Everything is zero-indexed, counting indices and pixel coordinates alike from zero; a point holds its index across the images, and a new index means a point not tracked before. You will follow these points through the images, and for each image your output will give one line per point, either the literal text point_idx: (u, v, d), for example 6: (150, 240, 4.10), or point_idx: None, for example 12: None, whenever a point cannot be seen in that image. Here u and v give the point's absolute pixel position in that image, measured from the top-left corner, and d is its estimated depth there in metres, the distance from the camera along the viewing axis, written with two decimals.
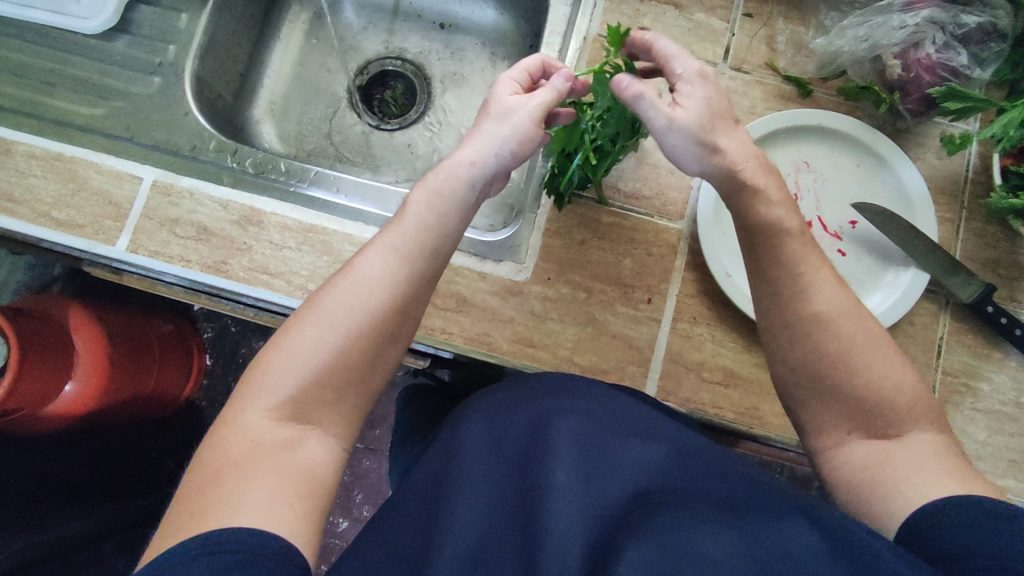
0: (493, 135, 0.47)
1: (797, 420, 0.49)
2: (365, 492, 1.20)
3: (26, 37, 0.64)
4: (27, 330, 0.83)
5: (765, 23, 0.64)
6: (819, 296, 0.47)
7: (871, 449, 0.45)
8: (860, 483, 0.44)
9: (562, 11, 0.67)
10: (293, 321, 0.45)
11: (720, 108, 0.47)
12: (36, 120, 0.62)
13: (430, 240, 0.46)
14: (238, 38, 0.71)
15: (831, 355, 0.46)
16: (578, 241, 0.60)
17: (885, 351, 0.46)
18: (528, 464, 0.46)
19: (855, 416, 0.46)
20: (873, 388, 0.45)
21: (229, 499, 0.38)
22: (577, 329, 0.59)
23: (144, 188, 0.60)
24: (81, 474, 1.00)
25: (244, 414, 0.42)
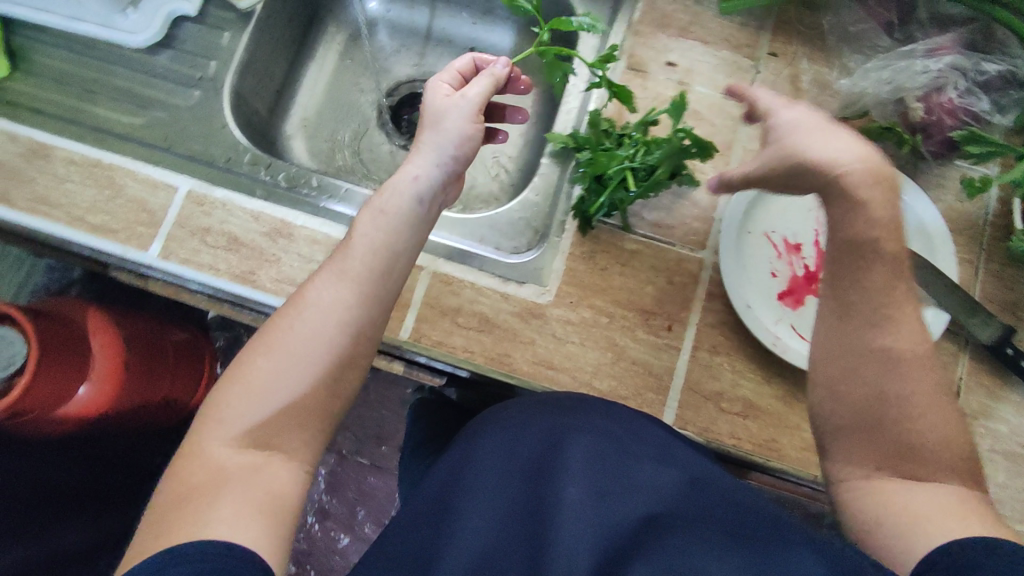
0: (435, 148, 0.54)
1: (824, 447, 0.49)
2: (368, 509, 1.20)
3: (75, 48, 0.66)
4: (45, 331, 0.84)
5: (789, 62, 0.66)
6: (875, 331, 0.47)
7: (900, 487, 0.45)
8: (880, 518, 0.44)
9: (592, 44, 0.69)
10: (248, 350, 0.46)
11: (806, 122, 0.51)
12: (78, 127, 0.63)
13: (380, 260, 0.49)
14: (275, 56, 0.73)
15: (875, 390, 0.46)
16: (601, 267, 0.61)
17: (931, 397, 0.46)
18: (540, 481, 0.46)
19: (886, 452, 0.46)
20: (910, 428, 0.45)
21: (197, 516, 0.39)
22: (598, 353, 0.60)
23: (178, 197, 0.61)
24: (88, 480, 1.00)
25: (205, 443, 0.43)
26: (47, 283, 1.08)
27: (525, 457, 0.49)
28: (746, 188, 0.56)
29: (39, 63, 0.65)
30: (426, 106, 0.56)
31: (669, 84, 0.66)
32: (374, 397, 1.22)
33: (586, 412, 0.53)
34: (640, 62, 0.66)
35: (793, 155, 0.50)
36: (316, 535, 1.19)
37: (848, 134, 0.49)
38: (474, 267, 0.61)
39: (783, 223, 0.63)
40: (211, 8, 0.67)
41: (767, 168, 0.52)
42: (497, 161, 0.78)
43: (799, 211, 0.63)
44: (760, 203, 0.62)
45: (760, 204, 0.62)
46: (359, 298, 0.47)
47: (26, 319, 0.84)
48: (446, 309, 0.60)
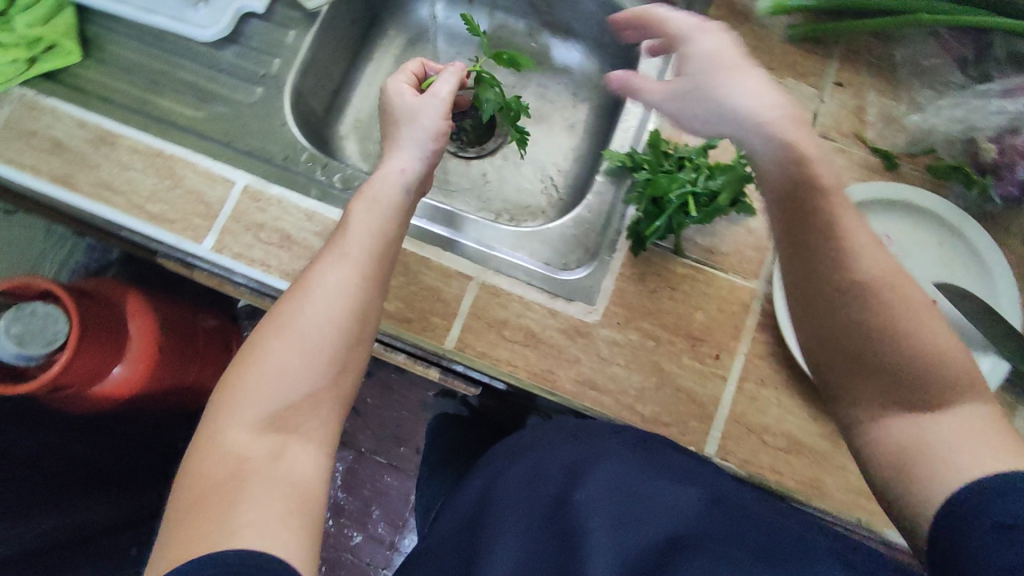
0: (412, 143, 0.60)
1: (829, 388, 0.46)
2: (383, 509, 1.20)
3: (145, 39, 0.67)
4: (90, 310, 0.86)
5: (855, 94, 0.65)
6: (855, 261, 0.42)
7: (920, 425, 0.41)
8: (902, 468, 0.41)
9: (654, 63, 0.69)
10: (256, 337, 0.49)
11: (726, 58, 0.48)
12: (144, 117, 0.65)
13: (376, 247, 0.54)
14: (336, 57, 0.74)
15: (869, 326, 0.42)
16: (651, 289, 0.60)
17: (922, 307, 0.43)
18: (560, 511, 0.47)
19: (897, 387, 0.42)
20: (915, 353, 0.41)
21: (219, 519, 0.41)
22: (642, 377, 0.59)
23: (235, 191, 0.62)
24: (115, 460, 1.01)
25: (222, 433, 0.45)
26: (86, 263, 1.04)
27: (545, 499, 0.50)
28: (642, 94, 0.55)
29: (110, 51, 0.67)
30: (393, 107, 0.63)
31: None
32: (397, 398, 1.22)
33: (609, 441, 0.52)
34: None
35: (699, 91, 0.49)
36: (330, 531, 1.19)
37: (766, 77, 0.47)
38: (524, 281, 0.61)
39: None
40: (278, 6, 0.68)
41: (681, 100, 0.51)
42: (547, 174, 0.78)
43: None
44: None
45: None
46: (359, 284, 0.51)
47: (70, 295, 0.83)
48: (493, 321, 0.59)
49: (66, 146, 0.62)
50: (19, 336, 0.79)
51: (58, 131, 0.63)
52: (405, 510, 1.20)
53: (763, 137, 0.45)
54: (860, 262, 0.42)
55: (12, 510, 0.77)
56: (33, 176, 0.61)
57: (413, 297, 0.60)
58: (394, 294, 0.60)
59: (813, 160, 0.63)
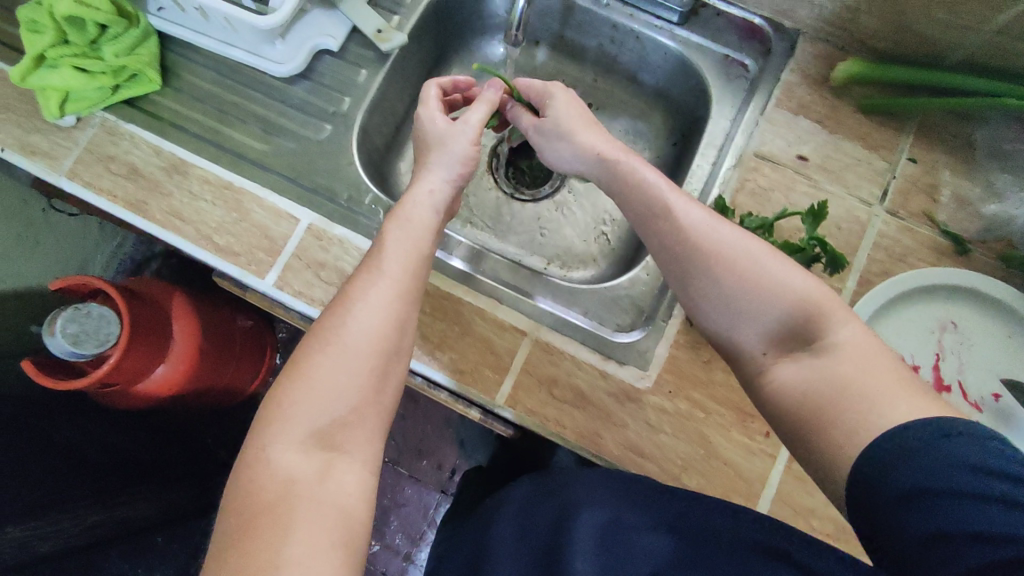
0: (440, 165, 0.59)
1: (725, 350, 0.53)
2: (400, 521, 1.20)
3: (221, 70, 0.69)
4: (139, 312, 0.85)
5: (930, 172, 0.63)
6: (696, 228, 0.52)
7: (799, 366, 0.47)
8: (798, 412, 0.46)
9: (721, 125, 0.69)
10: (302, 351, 0.49)
11: (577, 114, 0.61)
12: (216, 148, 0.66)
13: (412, 264, 0.54)
14: (402, 93, 0.75)
15: (723, 288, 0.50)
16: (704, 359, 0.60)
17: (774, 257, 0.50)
18: (548, 558, 0.55)
19: (773, 333, 0.49)
20: (770, 299, 0.49)
21: (271, 552, 0.41)
22: (689, 447, 0.58)
23: (300, 229, 0.63)
24: (146, 454, 0.97)
25: (272, 451, 0.46)
26: (133, 254, 1.15)
27: (539, 535, 0.59)
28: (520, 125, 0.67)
29: (187, 80, 0.69)
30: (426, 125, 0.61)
31: (800, 177, 0.63)
32: (424, 415, 1.23)
33: (592, 483, 0.59)
34: (772, 150, 0.64)
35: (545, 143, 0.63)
36: None
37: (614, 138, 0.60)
38: (575, 340, 0.61)
39: (902, 343, 0.59)
40: (351, 45, 0.70)
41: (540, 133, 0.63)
42: (600, 223, 0.77)
43: (919, 332, 0.60)
44: (882, 318, 0.60)
45: (882, 319, 0.60)
46: (399, 299, 0.52)
47: (121, 297, 0.82)
48: (544, 379, 0.60)
49: (142, 173, 0.64)
50: (73, 337, 0.78)
51: (135, 158, 0.65)
52: (425, 525, 1.19)
53: (604, 170, 0.58)
54: (695, 231, 0.52)
55: (31, 511, 0.75)
56: (109, 201, 0.63)
57: (465, 348, 0.61)
58: (447, 343, 0.61)
59: (881, 238, 0.62)
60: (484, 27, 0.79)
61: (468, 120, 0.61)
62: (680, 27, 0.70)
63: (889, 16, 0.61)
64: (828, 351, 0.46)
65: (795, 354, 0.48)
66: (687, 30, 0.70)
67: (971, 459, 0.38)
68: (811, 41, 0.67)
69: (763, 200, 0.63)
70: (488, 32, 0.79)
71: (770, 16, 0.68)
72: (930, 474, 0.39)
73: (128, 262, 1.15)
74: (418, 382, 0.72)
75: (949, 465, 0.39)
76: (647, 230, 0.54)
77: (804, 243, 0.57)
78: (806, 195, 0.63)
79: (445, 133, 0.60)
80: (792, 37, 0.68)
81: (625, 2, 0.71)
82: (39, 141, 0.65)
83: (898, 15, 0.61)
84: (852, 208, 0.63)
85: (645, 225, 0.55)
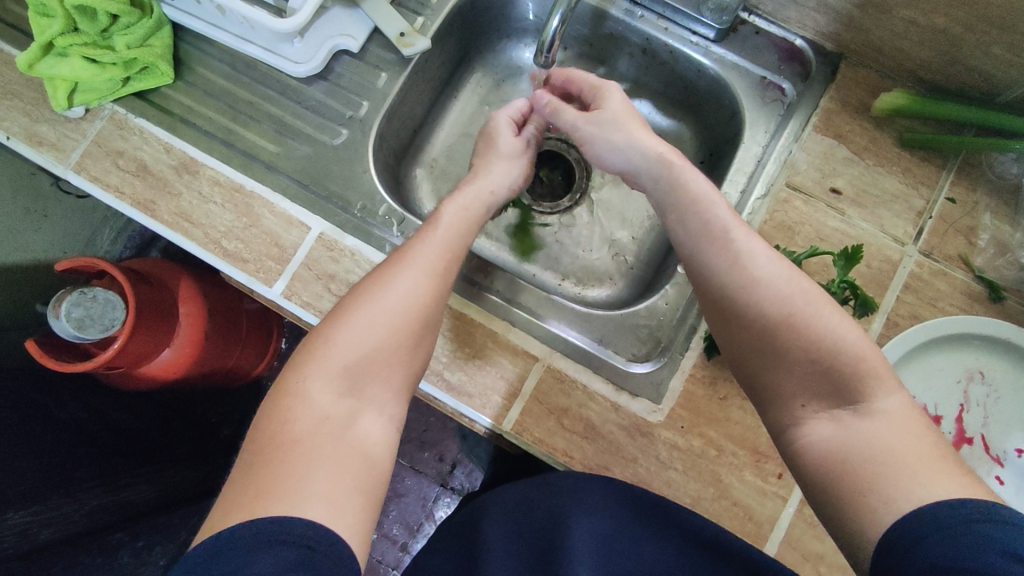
0: (506, 172, 0.62)
1: (756, 392, 0.50)
2: (399, 512, 1.15)
3: (235, 65, 0.67)
4: (141, 294, 0.79)
5: (969, 213, 0.60)
6: (753, 259, 0.50)
7: (838, 425, 0.44)
8: (831, 471, 0.43)
9: (754, 150, 0.66)
10: (346, 302, 0.50)
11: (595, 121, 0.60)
12: (229, 148, 0.64)
13: (457, 245, 0.55)
14: (421, 96, 0.73)
15: (774, 327, 0.48)
16: (720, 396, 0.58)
17: (828, 307, 0.47)
18: (547, 555, 0.56)
19: (815, 385, 0.46)
20: (817, 350, 0.46)
21: (293, 493, 0.40)
22: (700, 486, 0.56)
23: (310, 238, 0.61)
24: (147, 429, 0.93)
25: (307, 388, 0.45)
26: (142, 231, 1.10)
27: (535, 525, 0.59)
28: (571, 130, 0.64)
29: (200, 74, 0.67)
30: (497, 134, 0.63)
31: (832, 211, 0.61)
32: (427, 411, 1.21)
33: (587, 488, 0.56)
34: (804, 181, 0.62)
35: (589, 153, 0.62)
36: None
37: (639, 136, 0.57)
38: (588, 368, 0.60)
39: (926, 391, 0.57)
40: (372, 46, 0.68)
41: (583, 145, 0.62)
42: (618, 239, 0.75)
43: (946, 380, 0.57)
44: (909, 365, 0.57)
45: (908, 366, 0.57)
46: (443, 269, 0.53)
47: (127, 278, 0.77)
48: (554, 408, 0.58)
49: (151, 170, 0.62)
50: (78, 321, 0.74)
51: (144, 154, 0.63)
52: (422, 518, 1.15)
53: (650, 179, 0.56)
54: (748, 260, 0.50)
55: (36, 496, 0.70)
56: (117, 199, 0.61)
57: (475, 370, 0.59)
58: (457, 365, 0.59)
59: (911, 280, 0.59)
60: (509, 29, 0.76)
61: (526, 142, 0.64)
62: (716, 44, 0.68)
63: (938, 47, 0.58)
64: (871, 417, 0.44)
65: (833, 412, 0.45)
66: (723, 47, 0.68)
67: (999, 541, 0.36)
68: (851, 66, 0.65)
69: (792, 233, 0.60)
70: (516, 34, 0.76)
71: (812, 38, 0.66)
72: (957, 553, 0.37)
73: (134, 239, 1.11)
74: (420, 392, 0.67)
75: (980, 545, 0.36)
76: (697, 248, 0.52)
77: (833, 284, 0.56)
78: (837, 230, 0.60)
79: (516, 149, 0.63)
80: (834, 61, 0.66)
81: (660, 15, 0.68)
82: (46, 131, 0.63)
83: (950, 47, 0.57)
84: (883, 246, 0.60)
85: (697, 242, 0.52)
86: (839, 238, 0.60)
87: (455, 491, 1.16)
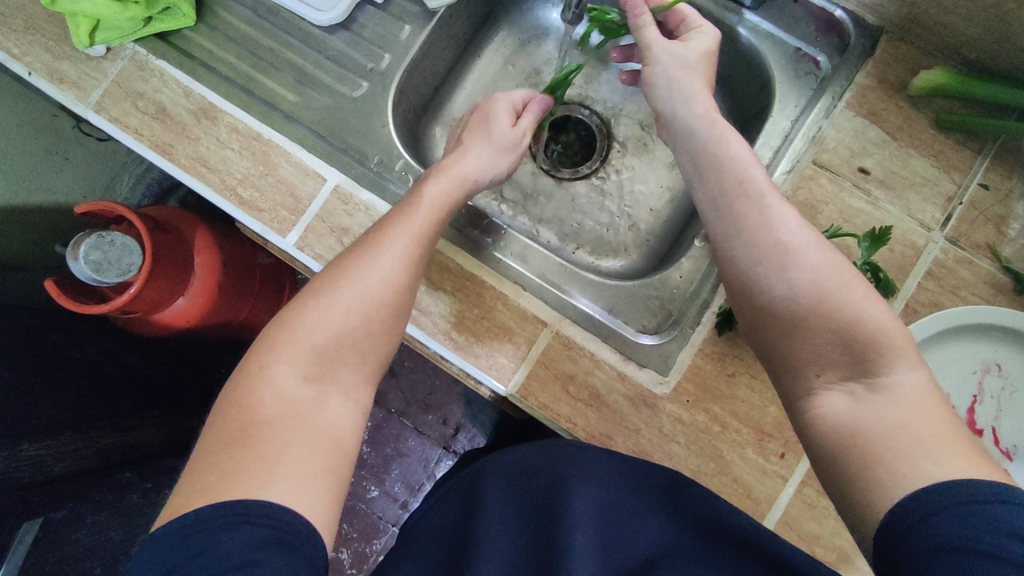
0: (490, 159, 0.61)
1: (773, 364, 0.49)
2: (401, 470, 1.17)
3: (258, 11, 0.67)
4: (159, 241, 0.79)
5: (1002, 201, 0.58)
6: (783, 225, 0.49)
7: (854, 401, 0.44)
8: (841, 445, 0.44)
9: (781, 125, 0.65)
10: (318, 283, 0.50)
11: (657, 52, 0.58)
12: (248, 96, 0.64)
13: (434, 226, 0.55)
14: (443, 52, 0.71)
15: (793, 296, 0.47)
16: (728, 373, 0.57)
17: (854, 279, 0.47)
18: (548, 520, 0.55)
19: (834, 355, 0.46)
20: (837, 321, 0.46)
21: (261, 469, 0.41)
22: (701, 460, 0.56)
23: (326, 189, 0.60)
24: (161, 375, 0.94)
25: (272, 369, 0.46)
26: (161, 178, 1.11)
27: (534, 492, 0.59)
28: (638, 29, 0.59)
29: (223, 19, 0.67)
30: (490, 125, 0.62)
31: (858, 192, 0.59)
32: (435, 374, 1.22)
33: (592, 456, 0.56)
34: (832, 159, 0.60)
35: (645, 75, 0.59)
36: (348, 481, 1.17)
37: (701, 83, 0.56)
38: (596, 337, 0.60)
39: (938, 380, 0.56)
40: None
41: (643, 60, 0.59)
42: (634, 211, 0.74)
43: (960, 371, 0.56)
44: (924, 352, 0.56)
45: (924, 353, 0.56)
46: (419, 253, 0.53)
47: (144, 225, 0.77)
48: (560, 373, 0.58)
49: (170, 114, 0.62)
50: (95, 264, 0.75)
51: (163, 97, 0.62)
52: (423, 477, 1.17)
53: (693, 136, 0.55)
54: (779, 227, 0.49)
55: (47, 430, 0.71)
56: (136, 140, 0.61)
57: (483, 331, 0.59)
58: (465, 326, 0.59)
59: (934, 268, 0.57)
60: None
61: (523, 128, 0.63)
62: (752, 11, 0.66)
63: (985, 23, 0.56)
64: (885, 392, 0.44)
65: (849, 385, 0.45)
66: (759, 15, 0.66)
67: (1008, 523, 0.36)
68: (892, 41, 0.62)
69: (815, 213, 0.59)
70: None
71: (852, 9, 0.63)
72: (968, 533, 0.36)
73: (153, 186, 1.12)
74: (428, 352, 0.67)
75: (991, 527, 0.36)
76: (731, 206, 0.51)
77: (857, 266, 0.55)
78: (861, 211, 0.59)
79: (511, 142, 0.62)
80: (874, 35, 0.63)
81: None
82: (67, 69, 0.62)
83: (999, 22, 0.55)
84: (908, 231, 0.58)
85: (730, 202, 0.51)
86: (863, 220, 0.59)
87: (456, 454, 1.17)
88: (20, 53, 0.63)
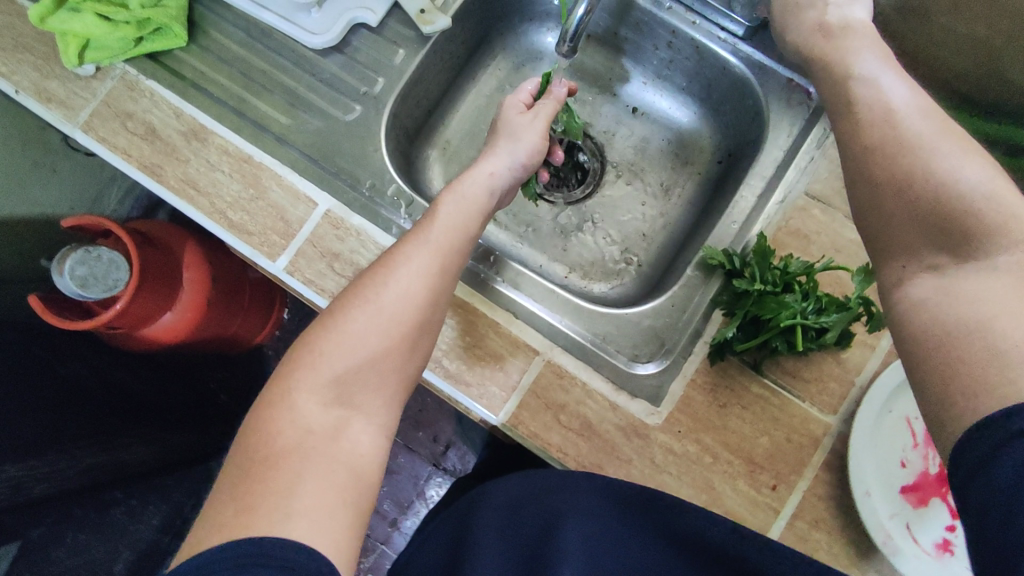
0: (510, 152, 0.60)
1: (872, 249, 0.44)
2: (390, 488, 1.16)
3: (250, 32, 0.67)
4: (145, 257, 0.79)
5: None
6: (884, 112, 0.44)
7: (939, 283, 0.39)
8: (922, 344, 0.38)
9: (775, 155, 0.64)
10: (340, 305, 0.49)
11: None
12: (239, 118, 0.63)
13: (458, 239, 0.54)
14: (438, 76, 0.71)
15: (885, 160, 0.42)
16: (719, 404, 0.57)
17: (964, 155, 0.40)
18: (537, 557, 0.53)
19: (923, 238, 0.40)
20: (932, 195, 0.39)
21: (274, 508, 0.39)
22: (692, 491, 0.56)
23: (317, 214, 0.60)
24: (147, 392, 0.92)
25: (295, 396, 0.45)
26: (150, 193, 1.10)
27: (523, 529, 0.58)
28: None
29: (215, 40, 0.66)
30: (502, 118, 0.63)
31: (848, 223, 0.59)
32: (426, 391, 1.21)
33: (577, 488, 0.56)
34: (822, 190, 0.61)
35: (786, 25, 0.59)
36: None
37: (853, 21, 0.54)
38: (589, 367, 0.59)
39: None
40: (391, 21, 0.67)
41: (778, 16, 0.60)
42: (632, 236, 0.74)
43: None
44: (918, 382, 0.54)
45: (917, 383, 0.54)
46: (440, 268, 0.52)
47: (131, 241, 0.76)
48: (550, 403, 0.58)
49: (160, 135, 0.61)
50: (81, 279, 0.73)
51: (153, 118, 0.62)
52: (412, 494, 1.15)
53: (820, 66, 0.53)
54: (871, 114, 0.44)
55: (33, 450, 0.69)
56: (124, 161, 0.60)
57: (474, 359, 0.59)
58: (457, 353, 0.59)
59: None
60: (532, 12, 0.74)
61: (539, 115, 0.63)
62: (745, 41, 0.66)
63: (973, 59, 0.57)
64: (981, 272, 0.37)
65: (940, 265, 0.39)
66: (751, 45, 0.66)
67: None
68: None
69: (805, 245, 0.59)
70: (539, 18, 0.74)
71: None
72: None
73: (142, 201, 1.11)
74: None
75: None
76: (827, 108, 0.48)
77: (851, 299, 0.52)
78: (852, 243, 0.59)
79: (527, 126, 0.62)
80: None
81: (688, 8, 0.67)
82: (55, 88, 0.62)
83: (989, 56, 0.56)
84: None
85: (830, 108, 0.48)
86: (854, 251, 0.59)
87: (446, 472, 1.16)
88: (8, 71, 0.62)
